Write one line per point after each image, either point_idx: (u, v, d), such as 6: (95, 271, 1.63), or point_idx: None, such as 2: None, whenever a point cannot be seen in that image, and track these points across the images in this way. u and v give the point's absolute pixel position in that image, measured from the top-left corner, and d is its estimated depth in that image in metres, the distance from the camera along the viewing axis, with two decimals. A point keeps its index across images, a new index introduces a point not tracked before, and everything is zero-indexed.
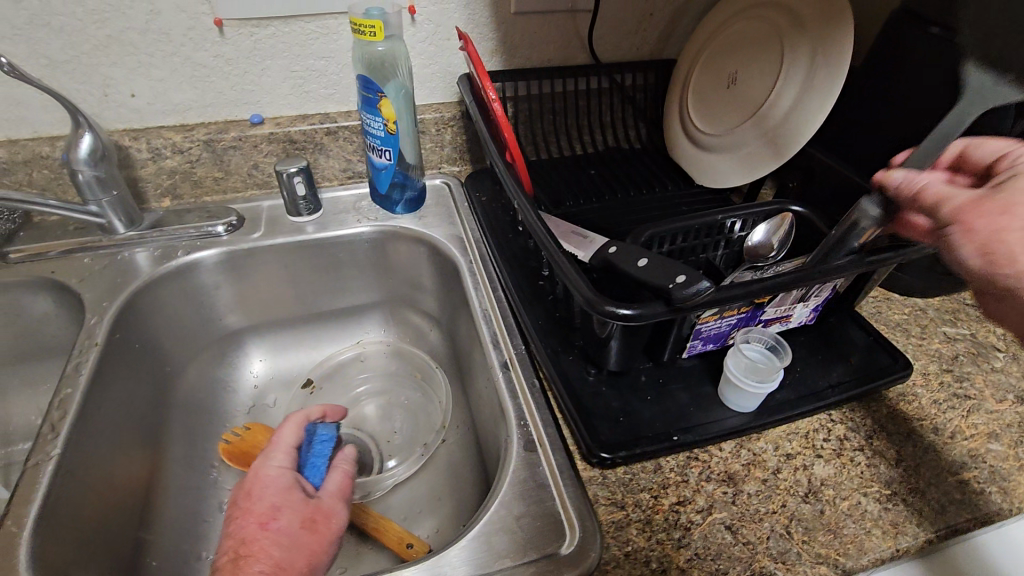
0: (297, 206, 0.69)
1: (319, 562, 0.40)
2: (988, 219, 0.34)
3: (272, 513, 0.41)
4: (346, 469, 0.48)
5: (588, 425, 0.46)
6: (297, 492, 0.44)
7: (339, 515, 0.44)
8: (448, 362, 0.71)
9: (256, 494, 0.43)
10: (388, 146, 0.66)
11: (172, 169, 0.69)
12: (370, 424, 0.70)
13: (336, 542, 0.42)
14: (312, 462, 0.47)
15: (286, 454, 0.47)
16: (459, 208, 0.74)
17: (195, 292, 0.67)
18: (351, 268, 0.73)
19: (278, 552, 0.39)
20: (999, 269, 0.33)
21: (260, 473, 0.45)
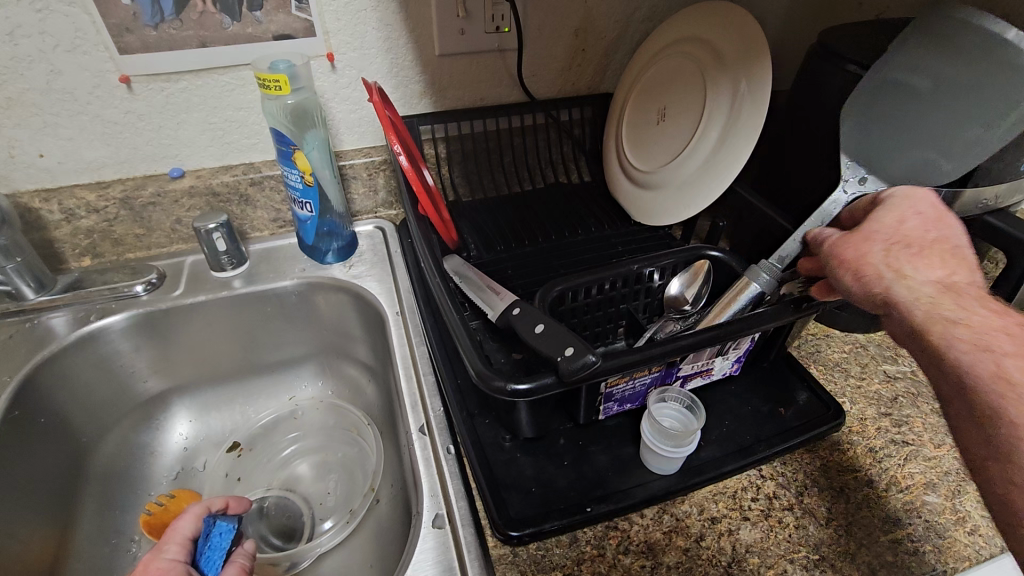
0: (220, 261, 0.67)
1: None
2: (855, 248, 0.41)
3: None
4: (243, 562, 0.45)
5: (498, 499, 0.44)
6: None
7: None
8: (382, 417, 0.68)
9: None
10: (307, 198, 0.64)
11: (89, 229, 0.67)
12: (303, 484, 0.67)
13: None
14: (208, 554, 0.44)
15: (180, 547, 0.44)
16: (390, 256, 0.72)
17: (111, 357, 0.64)
18: (280, 322, 0.71)
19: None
20: (874, 288, 0.39)
21: (150, 567, 0.42)
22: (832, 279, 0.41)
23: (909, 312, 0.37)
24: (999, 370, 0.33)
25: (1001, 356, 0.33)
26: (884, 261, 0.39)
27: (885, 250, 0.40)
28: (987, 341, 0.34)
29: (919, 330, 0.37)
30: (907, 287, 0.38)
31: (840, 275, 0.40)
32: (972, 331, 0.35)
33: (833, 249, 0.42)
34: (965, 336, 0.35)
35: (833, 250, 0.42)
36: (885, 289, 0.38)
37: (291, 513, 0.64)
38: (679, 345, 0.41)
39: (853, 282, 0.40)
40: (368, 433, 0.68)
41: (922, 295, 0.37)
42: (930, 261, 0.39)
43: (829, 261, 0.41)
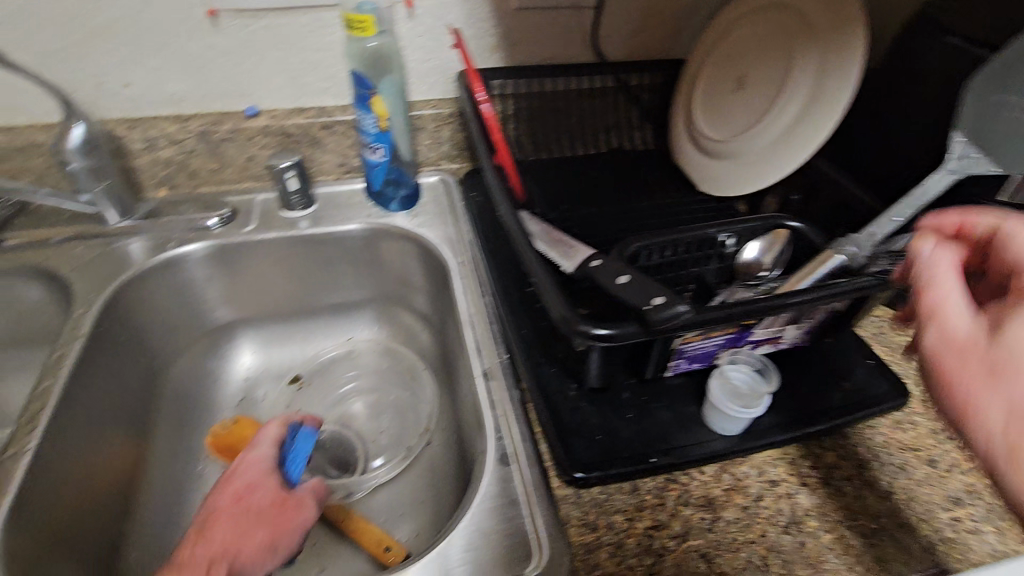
0: (290, 200, 0.69)
1: (279, 544, 0.47)
2: (968, 382, 0.30)
3: (247, 490, 0.49)
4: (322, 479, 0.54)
5: (564, 442, 0.45)
6: (272, 477, 0.51)
7: (310, 505, 0.51)
8: (437, 364, 0.70)
9: (238, 474, 0.50)
10: (379, 142, 0.65)
11: (167, 160, 0.69)
12: (357, 421, 0.69)
13: (302, 526, 0.49)
14: (295, 457, 0.53)
15: (271, 446, 0.53)
16: (451, 210, 0.73)
17: (189, 282, 0.67)
18: (342, 266, 0.72)
19: (242, 527, 0.46)
20: (977, 446, 0.30)
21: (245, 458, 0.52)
22: (934, 399, 0.32)
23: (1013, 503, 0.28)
24: None
25: None
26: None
27: (1007, 411, 0.29)
28: None
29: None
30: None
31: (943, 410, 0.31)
32: None
33: (941, 366, 0.32)
34: None
35: (940, 369, 0.32)
36: (992, 461, 0.29)
37: (342, 444, 0.67)
38: (762, 307, 0.41)
39: (957, 424, 0.31)
40: (421, 380, 0.70)
41: None
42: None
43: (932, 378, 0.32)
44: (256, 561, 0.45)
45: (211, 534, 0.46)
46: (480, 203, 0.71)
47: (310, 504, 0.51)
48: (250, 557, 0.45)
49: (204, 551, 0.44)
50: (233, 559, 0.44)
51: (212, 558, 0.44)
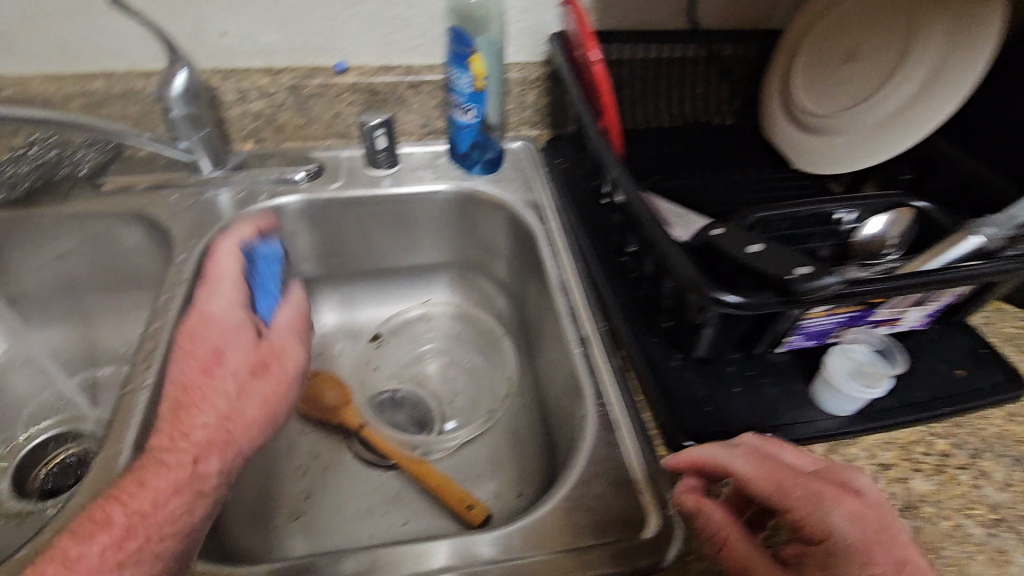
0: (377, 159, 0.69)
1: (271, 406, 0.50)
2: None
3: (220, 351, 0.50)
4: (299, 302, 0.57)
5: (674, 412, 0.44)
6: (244, 338, 0.52)
7: (292, 354, 0.54)
8: (514, 329, 0.70)
9: (201, 338, 0.51)
10: (472, 102, 0.64)
11: (257, 113, 0.69)
12: (432, 382, 0.70)
13: (289, 380, 0.52)
14: (263, 287, 0.56)
15: (231, 284, 0.54)
16: (533, 176, 0.71)
17: (277, 235, 0.67)
18: (422, 228, 0.72)
19: (226, 402, 0.48)
20: None
21: (205, 310, 0.52)
22: None
23: None
24: None
25: None
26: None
27: None
28: None
29: None
30: None
31: None
32: None
33: None
34: None
35: None
36: None
37: (420, 402, 0.69)
38: (899, 284, 0.39)
39: None
40: (498, 347, 0.70)
41: None
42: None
43: None
44: (250, 430, 0.48)
45: (190, 412, 0.46)
46: (565, 168, 0.69)
47: (290, 353, 0.53)
48: (242, 429, 0.47)
49: (190, 437, 0.45)
50: (226, 434, 0.46)
51: (198, 442, 0.44)
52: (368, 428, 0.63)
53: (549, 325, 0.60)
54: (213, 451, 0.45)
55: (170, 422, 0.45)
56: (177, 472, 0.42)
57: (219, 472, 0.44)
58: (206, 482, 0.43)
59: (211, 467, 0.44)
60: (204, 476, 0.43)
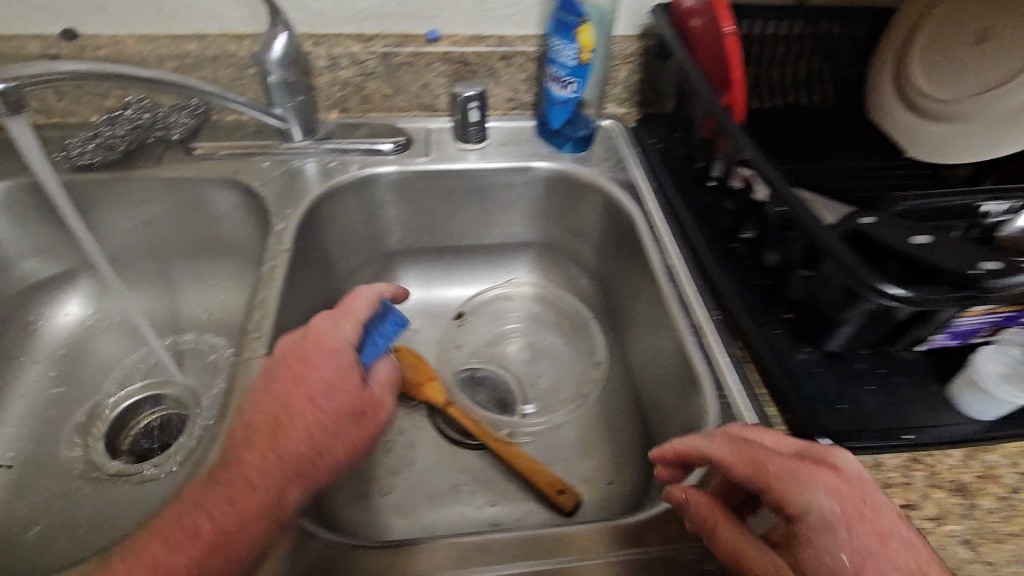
0: (467, 132, 0.67)
1: (357, 451, 0.43)
2: None
3: (324, 388, 0.43)
4: (397, 369, 0.48)
5: (808, 407, 0.43)
6: (353, 380, 0.44)
7: (389, 405, 0.46)
8: (601, 313, 0.69)
9: (313, 368, 0.43)
10: (575, 77, 0.61)
11: (346, 81, 0.67)
12: (513, 364, 0.69)
13: (378, 432, 0.45)
14: (374, 341, 0.48)
15: (355, 326, 0.46)
16: (626, 158, 0.68)
17: (366, 208, 0.66)
18: (508, 207, 0.70)
19: (318, 437, 0.41)
20: None
21: (327, 338, 0.44)
22: None
23: None
24: None
25: None
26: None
27: None
28: None
29: None
30: None
31: None
32: None
33: None
34: None
35: None
36: None
37: (502, 384, 0.68)
38: None
39: None
40: (583, 333, 0.69)
41: None
42: (892, 557, 0.31)
43: None
44: (331, 469, 0.42)
45: (283, 433, 0.40)
46: (663, 153, 0.67)
47: (388, 408, 0.46)
48: (326, 467, 0.41)
49: (278, 465, 0.39)
50: (309, 467, 0.41)
51: (286, 465, 0.40)
52: (454, 405, 0.63)
53: (650, 312, 0.59)
54: (294, 483, 0.40)
55: (266, 449, 0.40)
56: (257, 493, 0.38)
57: (296, 502, 0.40)
58: (282, 510, 0.39)
59: (290, 498, 0.40)
60: (282, 504, 0.39)
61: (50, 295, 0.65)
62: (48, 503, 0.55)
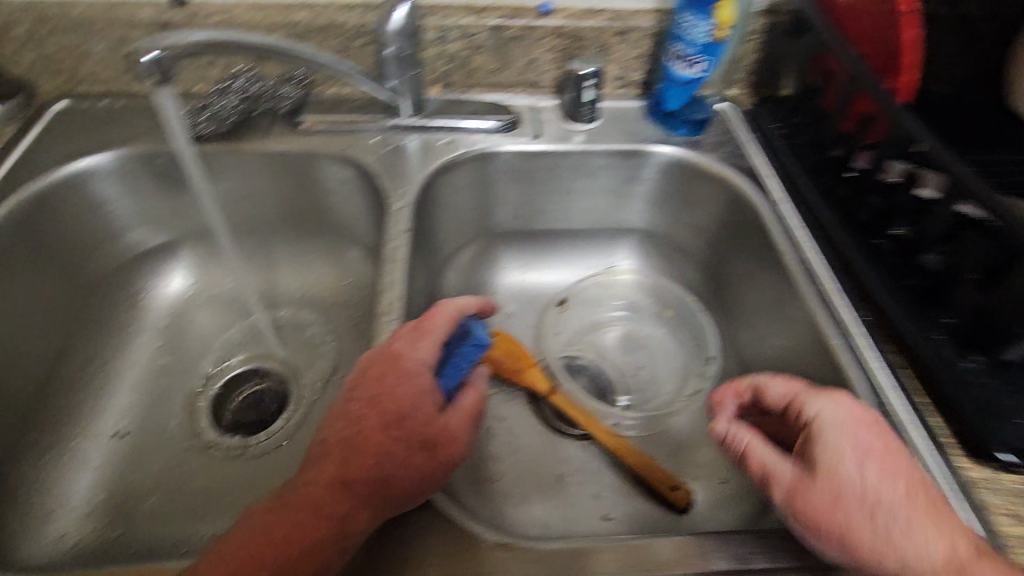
0: (579, 111, 0.65)
1: (428, 485, 0.39)
2: (825, 513, 0.34)
3: (399, 413, 0.40)
4: (478, 393, 0.45)
5: (986, 423, 0.40)
6: (427, 408, 0.41)
7: (463, 438, 0.42)
8: (708, 303, 0.67)
9: (389, 392, 0.41)
10: (705, 55, 0.58)
11: (452, 54, 0.65)
12: (612, 354, 0.67)
13: (451, 467, 0.41)
14: (456, 363, 0.47)
15: (435, 347, 0.44)
16: (745, 142, 0.65)
17: (471, 189, 0.65)
18: (615, 191, 0.67)
19: (388, 466, 0.38)
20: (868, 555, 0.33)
21: (405, 359, 0.43)
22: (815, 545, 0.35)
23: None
24: None
25: None
26: (908, 517, 0.33)
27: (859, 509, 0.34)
28: None
29: None
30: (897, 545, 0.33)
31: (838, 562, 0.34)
32: None
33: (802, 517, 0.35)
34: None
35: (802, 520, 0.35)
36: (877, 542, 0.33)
37: (603, 373, 0.66)
38: None
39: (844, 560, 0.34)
40: (689, 325, 0.67)
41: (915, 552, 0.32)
42: (897, 465, 0.36)
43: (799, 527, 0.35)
44: (403, 501, 0.38)
45: (353, 458, 0.38)
46: (789, 141, 0.64)
47: (461, 442, 0.42)
48: (398, 497, 0.38)
49: (345, 490, 0.37)
50: (379, 497, 0.37)
51: (358, 491, 0.37)
52: (557, 393, 0.61)
53: (777, 307, 0.56)
54: (365, 510, 0.37)
55: (335, 469, 0.38)
56: (325, 520, 0.36)
57: (366, 530, 0.37)
58: (351, 537, 0.36)
59: (360, 526, 0.37)
60: (351, 532, 0.36)
61: (156, 265, 0.65)
62: (160, 478, 0.54)
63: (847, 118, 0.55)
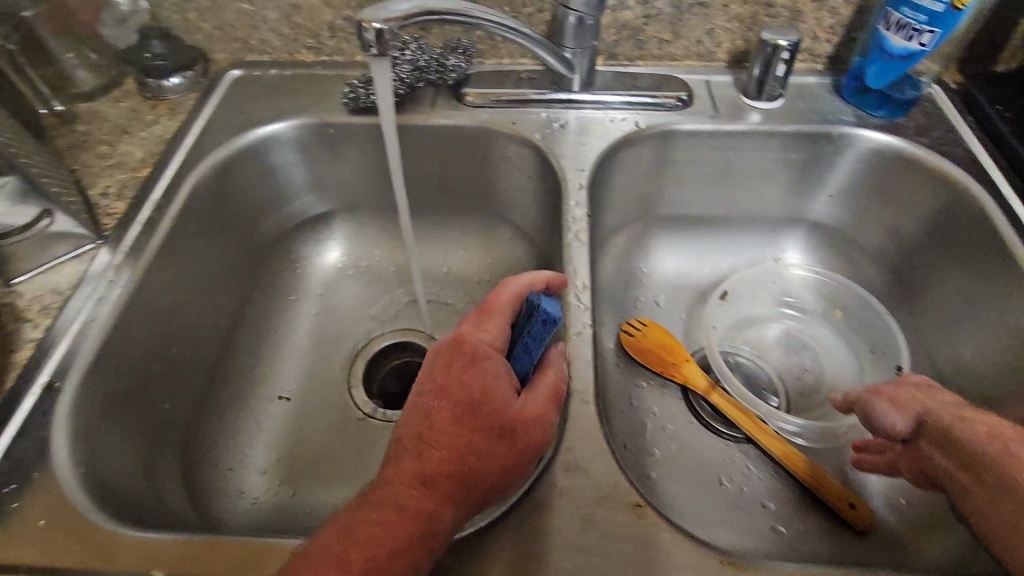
0: (762, 87, 0.59)
1: (512, 477, 0.34)
2: (890, 389, 0.46)
3: (472, 402, 0.34)
4: (559, 372, 0.38)
5: None
6: (501, 394, 0.35)
7: (548, 421, 0.35)
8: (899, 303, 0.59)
9: (459, 379, 0.35)
10: (935, 26, 0.50)
11: (625, 23, 0.61)
12: (770, 353, 0.62)
13: (536, 454, 0.35)
14: (526, 345, 0.37)
15: (500, 328, 0.38)
16: (957, 125, 0.58)
17: (637, 168, 0.61)
18: (792, 177, 0.62)
19: (467, 458, 0.33)
20: (910, 409, 0.43)
21: (469, 343, 0.37)
22: (868, 406, 0.46)
23: (937, 415, 0.41)
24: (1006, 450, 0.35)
25: (1010, 441, 0.35)
26: (956, 403, 0.43)
27: (915, 389, 0.45)
28: (1000, 432, 0.37)
29: (948, 428, 0.39)
30: (937, 403, 0.43)
31: (879, 406, 0.45)
32: (988, 427, 0.38)
33: (869, 388, 0.47)
34: (982, 428, 0.38)
35: (868, 389, 0.47)
36: (920, 402, 0.44)
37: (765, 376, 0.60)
38: None
39: (888, 407, 0.45)
40: (869, 330, 0.59)
41: (949, 407, 0.42)
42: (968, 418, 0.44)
43: (863, 395, 0.47)
44: (489, 495, 0.33)
45: (431, 451, 0.33)
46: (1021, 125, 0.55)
47: (547, 428, 0.35)
48: (482, 491, 0.33)
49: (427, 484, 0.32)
50: (461, 492, 0.32)
51: (438, 487, 0.32)
52: (717, 391, 0.57)
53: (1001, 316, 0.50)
54: (449, 503, 0.32)
55: (410, 462, 0.33)
56: (408, 519, 0.31)
57: (452, 528, 0.32)
58: (439, 541, 0.31)
59: (445, 522, 0.32)
60: (439, 533, 0.31)
61: (315, 234, 0.66)
62: (327, 446, 0.54)
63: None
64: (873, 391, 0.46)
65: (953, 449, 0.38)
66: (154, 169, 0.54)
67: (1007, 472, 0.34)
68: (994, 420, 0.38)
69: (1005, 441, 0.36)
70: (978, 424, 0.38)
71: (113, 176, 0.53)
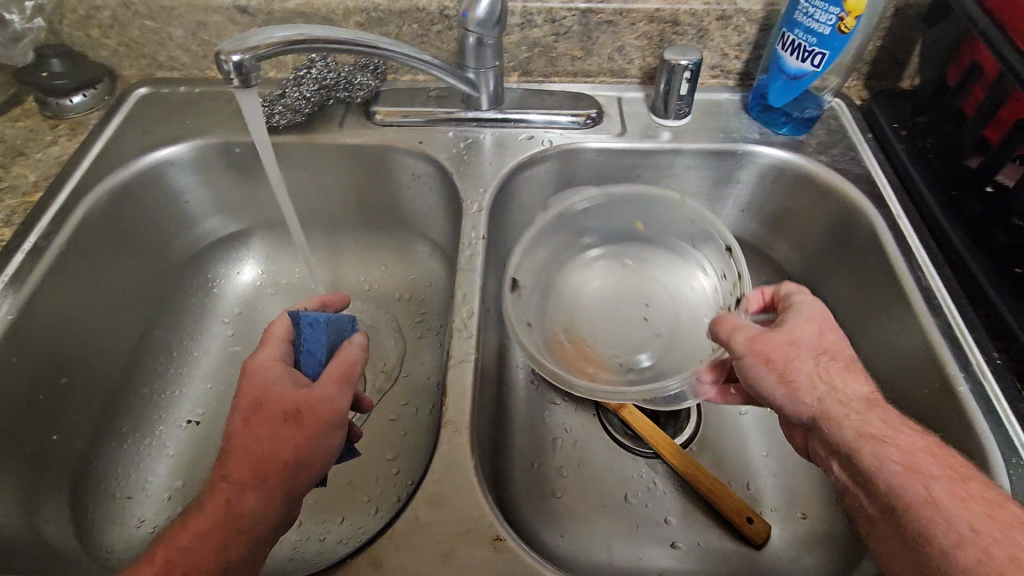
0: (668, 105, 0.59)
1: (311, 453, 0.35)
2: (780, 349, 0.40)
3: (255, 405, 0.36)
4: (347, 356, 0.40)
5: None
6: (281, 390, 0.37)
7: (336, 399, 0.37)
8: None
9: (240, 393, 0.37)
10: (825, 47, 0.51)
11: (535, 41, 0.61)
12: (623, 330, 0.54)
13: (331, 427, 0.36)
14: (305, 351, 0.40)
15: (279, 347, 0.40)
16: (857, 143, 0.59)
17: (546, 185, 0.61)
18: (703, 190, 0.62)
19: (256, 444, 0.35)
20: (801, 397, 0.39)
21: (248, 365, 0.39)
22: (753, 376, 0.40)
23: (841, 429, 0.37)
24: (929, 496, 0.32)
25: (929, 480, 0.33)
26: (864, 395, 0.38)
27: (815, 360, 0.40)
28: (915, 463, 0.34)
29: (850, 449, 0.36)
30: (839, 399, 0.38)
31: (766, 379, 0.40)
32: (899, 451, 0.35)
33: (754, 347, 0.40)
34: (896, 457, 0.34)
35: (755, 347, 0.40)
36: (817, 398, 0.39)
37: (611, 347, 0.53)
38: None
39: (779, 386, 0.39)
40: (695, 266, 0.56)
41: (853, 409, 0.38)
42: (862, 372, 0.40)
43: (750, 358, 0.40)
44: (291, 475, 0.35)
45: (228, 453, 0.35)
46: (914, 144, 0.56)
47: (335, 403, 0.37)
48: (280, 471, 0.34)
49: (229, 480, 0.34)
50: (260, 476, 0.34)
51: (234, 479, 0.34)
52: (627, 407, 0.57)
53: (884, 329, 0.51)
54: (249, 488, 0.34)
55: (216, 465, 0.35)
56: (210, 515, 0.33)
57: (258, 509, 0.33)
58: (245, 522, 0.33)
59: (246, 504, 0.33)
60: (243, 515, 0.33)
61: (230, 253, 0.65)
62: None
63: (993, 124, 0.49)
64: (763, 362, 0.40)
65: (863, 477, 0.35)
66: (46, 193, 0.53)
67: (921, 523, 0.32)
68: (913, 442, 0.35)
69: (921, 476, 0.33)
70: (894, 450, 0.35)
71: (4, 202, 0.53)
